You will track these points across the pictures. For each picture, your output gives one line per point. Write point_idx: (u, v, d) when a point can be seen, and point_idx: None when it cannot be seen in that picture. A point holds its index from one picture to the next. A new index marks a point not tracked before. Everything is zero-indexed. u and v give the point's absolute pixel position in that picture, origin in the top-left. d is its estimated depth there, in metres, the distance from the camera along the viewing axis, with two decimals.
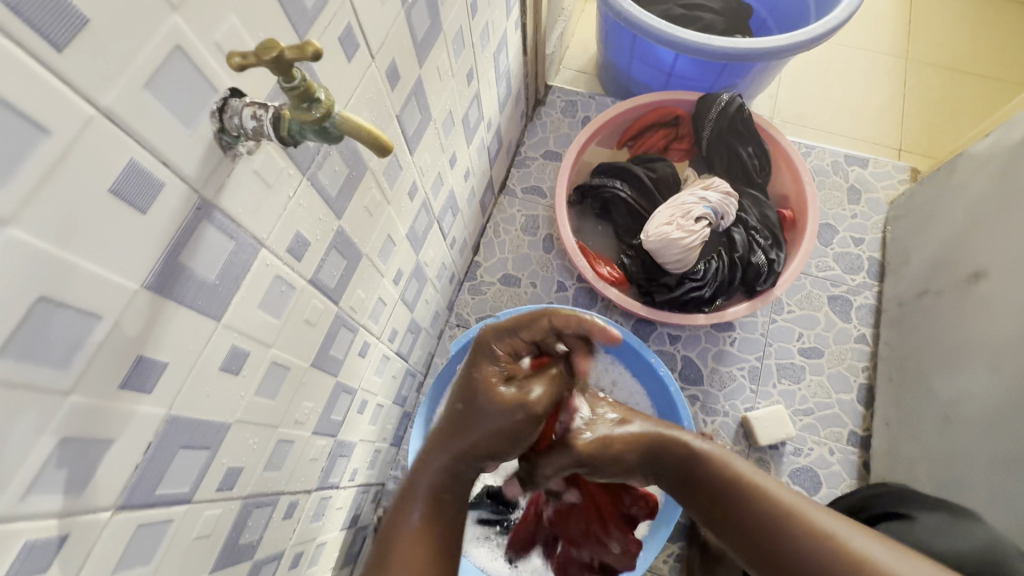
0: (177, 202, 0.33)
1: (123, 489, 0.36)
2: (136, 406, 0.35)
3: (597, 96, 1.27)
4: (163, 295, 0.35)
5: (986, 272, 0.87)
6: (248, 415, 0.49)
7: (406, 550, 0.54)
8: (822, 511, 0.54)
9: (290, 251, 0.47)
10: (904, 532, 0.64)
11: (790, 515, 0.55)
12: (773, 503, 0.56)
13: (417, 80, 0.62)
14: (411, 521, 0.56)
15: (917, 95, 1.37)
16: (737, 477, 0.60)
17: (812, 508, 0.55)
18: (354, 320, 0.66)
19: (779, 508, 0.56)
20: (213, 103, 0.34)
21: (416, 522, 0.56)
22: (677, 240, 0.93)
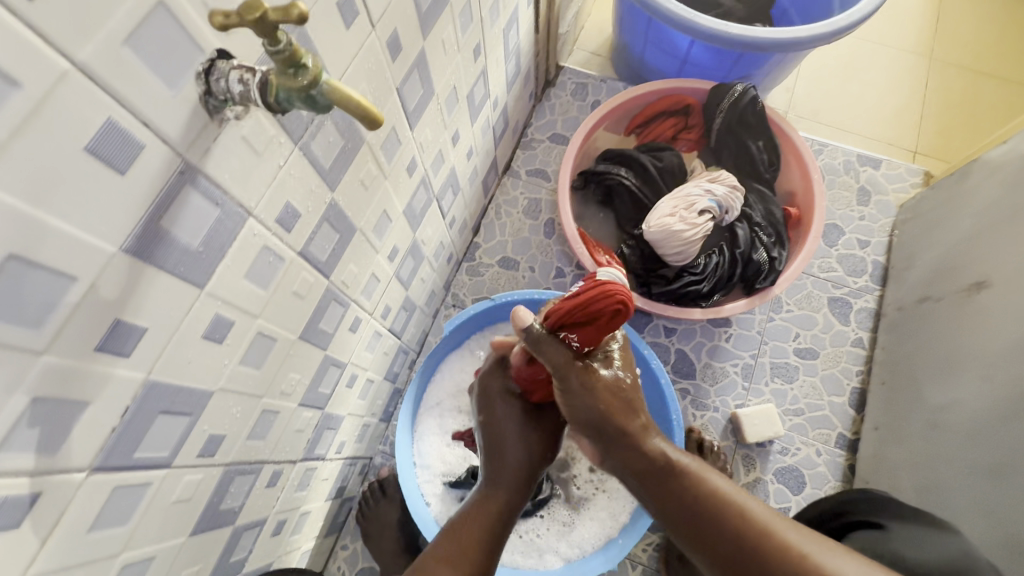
0: (158, 165, 0.33)
1: (99, 451, 0.36)
2: (113, 369, 0.35)
3: (609, 80, 1.24)
4: (143, 259, 0.34)
5: (988, 282, 0.85)
6: (232, 383, 0.49)
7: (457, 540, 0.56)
8: (798, 531, 0.51)
9: (280, 222, 0.47)
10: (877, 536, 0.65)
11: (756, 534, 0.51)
12: (739, 516, 0.52)
13: (420, 53, 0.60)
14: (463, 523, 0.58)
15: (938, 97, 1.33)
16: (721, 495, 0.54)
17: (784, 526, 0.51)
18: (345, 295, 0.65)
19: (744, 522, 0.52)
20: (199, 65, 0.32)
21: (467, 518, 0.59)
22: (677, 233, 0.92)
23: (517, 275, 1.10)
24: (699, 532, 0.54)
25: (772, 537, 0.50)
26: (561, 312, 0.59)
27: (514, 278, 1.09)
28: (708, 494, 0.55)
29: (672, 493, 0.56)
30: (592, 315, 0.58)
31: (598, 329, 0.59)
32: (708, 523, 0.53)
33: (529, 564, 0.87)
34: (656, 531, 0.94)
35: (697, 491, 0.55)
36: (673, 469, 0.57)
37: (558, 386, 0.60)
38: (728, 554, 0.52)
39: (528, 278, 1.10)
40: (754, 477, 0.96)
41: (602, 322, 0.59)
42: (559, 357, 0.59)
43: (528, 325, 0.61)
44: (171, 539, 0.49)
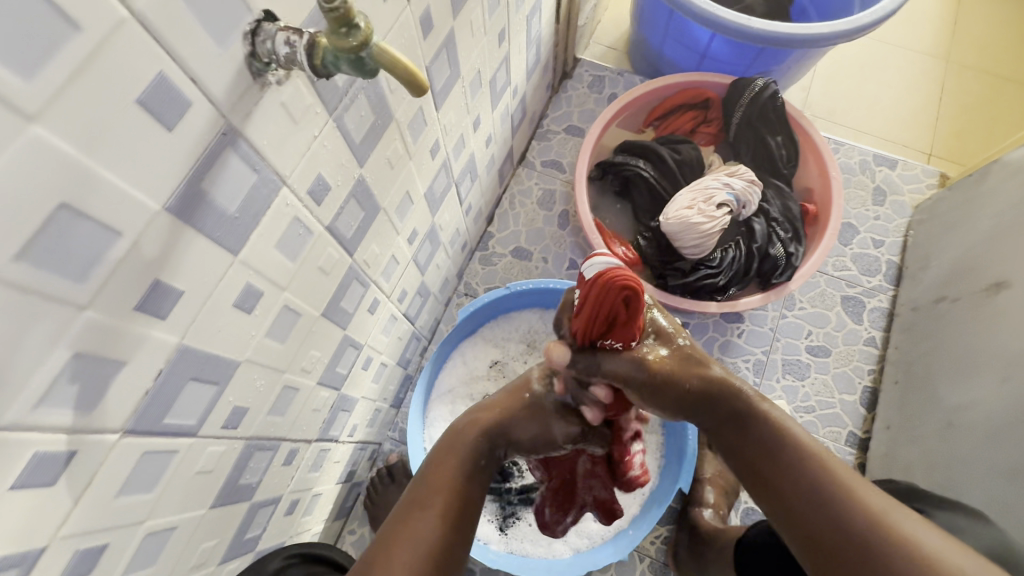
0: (203, 124, 0.32)
1: (131, 413, 0.36)
2: (149, 331, 0.35)
3: (626, 73, 1.24)
4: (183, 220, 0.34)
5: (1007, 282, 0.85)
6: (257, 355, 0.49)
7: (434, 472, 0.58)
8: (872, 491, 0.49)
9: (311, 194, 0.46)
10: None
11: (829, 484, 0.49)
12: (816, 465, 0.51)
13: (449, 32, 0.60)
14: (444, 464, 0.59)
15: (954, 99, 1.33)
16: (797, 444, 0.53)
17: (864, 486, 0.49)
18: (366, 275, 0.65)
19: (821, 472, 0.51)
20: (246, 25, 0.32)
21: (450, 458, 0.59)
22: (695, 225, 0.92)
23: (531, 266, 1.10)
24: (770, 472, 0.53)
25: (846, 490, 0.49)
26: (586, 334, 0.57)
27: (527, 269, 1.09)
28: (792, 443, 0.53)
29: (754, 438, 0.55)
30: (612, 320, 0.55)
31: (628, 322, 0.55)
32: (784, 467, 0.52)
33: (538, 552, 0.87)
34: (664, 524, 0.94)
35: (779, 438, 0.54)
36: (761, 415, 0.56)
37: (634, 391, 0.59)
38: (795, 499, 0.51)
39: (542, 268, 1.09)
40: None
41: (625, 319, 0.55)
42: (628, 367, 0.58)
43: (570, 362, 0.59)
44: (192, 511, 0.48)
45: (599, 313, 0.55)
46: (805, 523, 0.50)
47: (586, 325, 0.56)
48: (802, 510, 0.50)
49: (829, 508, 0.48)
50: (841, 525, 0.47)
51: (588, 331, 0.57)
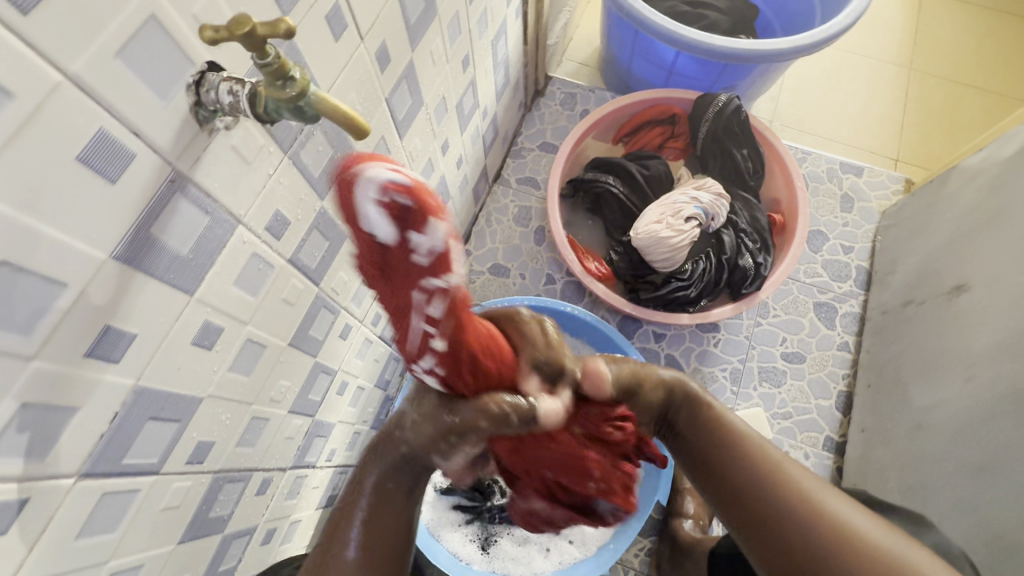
0: (149, 173, 0.33)
1: (87, 457, 0.37)
2: (102, 375, 0.36)
3: (597, 90, 1.26)
4: (132, 266, 0.35)
5: (968, 285, 0.87)
6: (221, 390, 0.49)
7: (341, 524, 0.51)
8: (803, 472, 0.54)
9: (270, 230, 0.47)
10: None
11: (784, 479, 0.53)
12: (769, 462, 0.54)
13: (409, 63, 0.61)
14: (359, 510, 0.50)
15: (918, 106, 1.36)
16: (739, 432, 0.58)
17: (811, 481, 0.53)
18: (335, 302, 0.66)
19: (776, 469, 0.54)
20: (189, 77, 0.33)
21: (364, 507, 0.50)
22: (665, 239, 0.94)
23: (508, 282, 1.11)
24: (727, 477, 0.55)
25: (798, 485, 0.52)
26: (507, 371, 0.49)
27: (504, 285, 1.10)
28: (744, 442, 0.57)
29: (711, 446, 0.58)
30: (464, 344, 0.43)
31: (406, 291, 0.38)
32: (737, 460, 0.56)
33: (519, 571, 0.87)
34: (647, 536, 0.94)
35: (736, 439, 0.57)
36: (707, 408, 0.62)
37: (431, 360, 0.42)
38: (752, 499, 0.53)
39: (519, 285, 1.11)
40: None
41: (381, 283, 0.38)
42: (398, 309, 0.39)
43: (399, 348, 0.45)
44: (159, 547, 0.49)
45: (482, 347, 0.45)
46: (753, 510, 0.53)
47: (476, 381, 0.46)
48: (763, 513, 0.52)
49: (788, 506, 0.51)
50: (801, 522, 0.50)
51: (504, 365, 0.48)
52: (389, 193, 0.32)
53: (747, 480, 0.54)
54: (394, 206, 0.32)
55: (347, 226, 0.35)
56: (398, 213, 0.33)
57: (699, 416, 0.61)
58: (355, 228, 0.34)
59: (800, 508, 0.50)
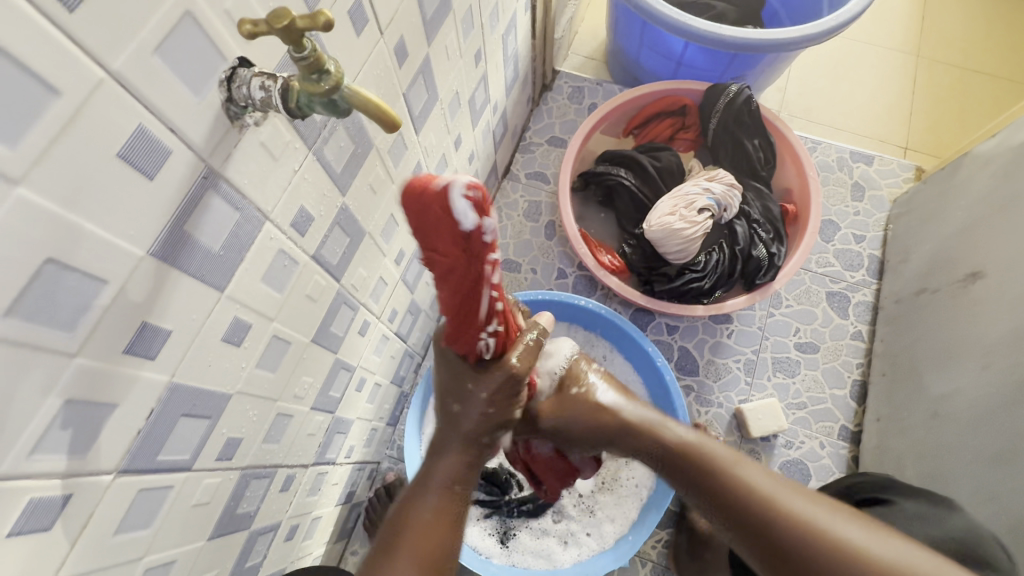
0: (184, 170, 0.33)
1: (125, 454, 0.37)
2: (140, 372, 0.36)
3: (605, 83, 1.26)
4: (168, 263, 0.35)
5: (983, 272, 0.87)
6: (248, 387, 0.49)
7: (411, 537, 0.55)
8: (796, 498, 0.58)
9: (295, 226, 0.47)
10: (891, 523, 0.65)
11: (775, 505, 0.57)
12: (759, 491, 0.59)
13: (425, 58, 0.61)
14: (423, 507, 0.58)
15: (927, 94, 1.36)
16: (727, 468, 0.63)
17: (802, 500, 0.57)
18: (355, 298, 0.66)
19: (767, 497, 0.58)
20: (222, 73, 0.33)
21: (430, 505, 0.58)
22: (679, 231, 0.94)
23: (520, 277, 1.11)
24: (728, 512, 0.60)
25: (789, 507, 0.57)
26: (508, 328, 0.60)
27: (516, 281, 1.11)
28: (733, 474, 0.62)
29: (706, 482, 0.63)
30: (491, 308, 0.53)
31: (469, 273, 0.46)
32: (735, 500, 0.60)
33: (539, 564, 0.87)
34: (665, 528, 0.94)
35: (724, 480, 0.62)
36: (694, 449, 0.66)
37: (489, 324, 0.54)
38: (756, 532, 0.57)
39: (531, 279, 1.11)
40: None
41: (454, 275, 0.45)
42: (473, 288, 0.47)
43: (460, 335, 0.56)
44: (190, 543, 0.49)
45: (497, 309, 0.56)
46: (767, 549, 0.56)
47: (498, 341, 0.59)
48: (768, 544, 0.56)
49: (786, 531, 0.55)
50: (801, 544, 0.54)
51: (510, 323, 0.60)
52: (472, 191, 0.38)
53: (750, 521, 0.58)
54: (477, 208, 0.39)
55: (430, 233, 0.41)
56: (476, 206, 0.39)
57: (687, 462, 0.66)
58: (444, 233, 0.40)
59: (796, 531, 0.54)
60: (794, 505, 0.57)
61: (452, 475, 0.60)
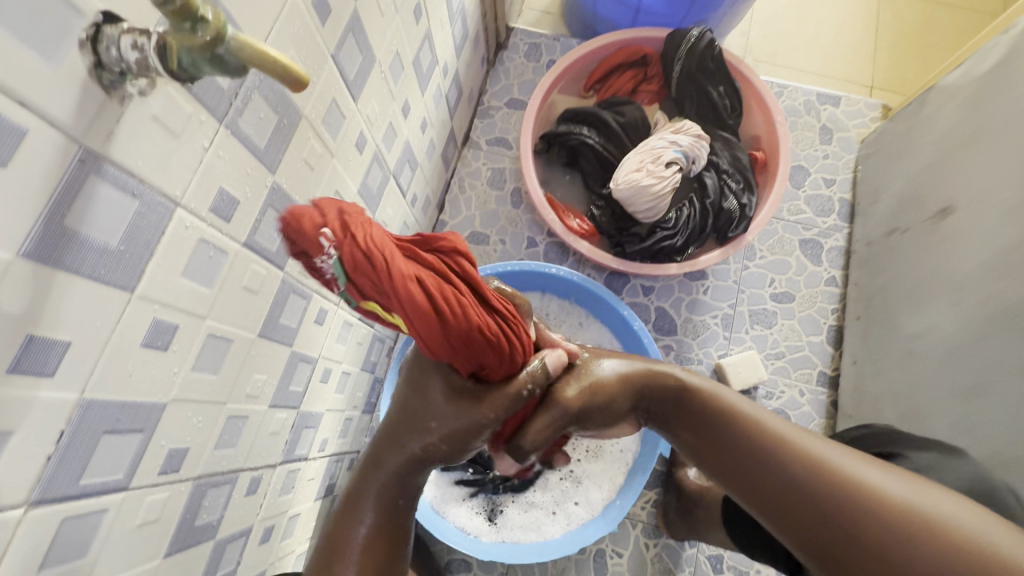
0: (51, 153, 0.28)
1: (36, 483, 0.33)
2: (36, 392, 0.31)
3: (562, 38, 1.19)
4: (50, 265, 0.30)
5: (953, 207, 0.86)
6: (187, 393, 0.45)
7: (362, 553, 0.54)
8: (808, 438, 0.51)
9: (215, 211, 0.42)
10: None
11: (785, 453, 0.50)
12: (801, 466, 0.48)
13: (353, 14, 0.55)
14: (363, 523, 0.55)
15: (891, 30, 1.32)
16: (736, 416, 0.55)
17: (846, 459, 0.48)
18: (306, 286, 0.61)
19: (786, 451, 0.50)
20: (82, 32, 0.28)
21: (367, 525, 0.54)
22: (646, 187, 0.90)
23: (488, 250, 1.07)
24: (739, 460, 0.52)
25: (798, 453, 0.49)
26: (498, 369, 0.53)
27: (485, 253, 1.07)
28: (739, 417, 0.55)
29: (717, 432, 0.55)
30: (471, 342, 0.48)
31: (366, 288, 0.43)
32: (743, 444, 0.53)
33: (529, 537, 0.87)
34: (653, 488, 0.95)
35: (746, 431, 0.53)
36: (698, 404, 0.58)
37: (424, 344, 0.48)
38: (771, 499, 0.50)
39: (500, 251, 1.07)
40: None
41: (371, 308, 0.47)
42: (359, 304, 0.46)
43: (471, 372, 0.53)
44: (144, 563, 0.46)
45: (467, 318, 0.47)
46: (784, 505, 0.48)
47: (438, 242, 0.48)
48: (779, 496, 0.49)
49: (814, 502, 0.46)
50: (851, 534, 0.44)
51: (478, 339, 0.48)
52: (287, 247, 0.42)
53: (762, 460, 0.51)
54: (312, 224, 0.41)
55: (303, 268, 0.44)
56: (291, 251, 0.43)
57: (707, 422, 0.56)
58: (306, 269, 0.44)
59: (813, 487, 0.47)
60: (841, 468, 0.47)
61: (394, 490, 0.56)
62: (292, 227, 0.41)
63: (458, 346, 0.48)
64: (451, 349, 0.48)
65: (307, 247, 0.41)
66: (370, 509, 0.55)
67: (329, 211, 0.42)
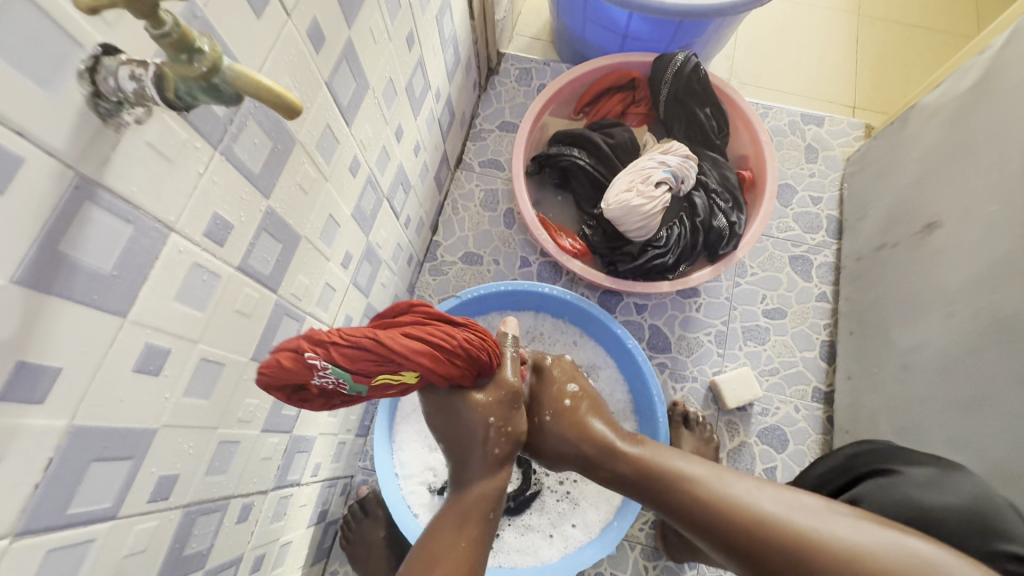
0: (46, 181, 0.29)
1: (21, 513, 0.32)
2: (24, 419, 0.31)
3: (552, 62, 1.22)
4: (41, 291, 0.30)
5: (939, 222, 0.88)
6: (178, 419, 0.44)
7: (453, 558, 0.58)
8: (753, 493, 0.58)
9: (209, 236, 0.42)
10: (891, 485, 0.61)
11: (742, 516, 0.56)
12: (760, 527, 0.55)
13: (347, 43, 0.56)
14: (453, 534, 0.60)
15: (870, 52, 1.37)
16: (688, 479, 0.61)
17: (780, 505, 0.56)
18: (299, 309, 0.61)
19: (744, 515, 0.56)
20: (80, 62, 0.29)
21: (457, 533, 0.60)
22: (637, 208, 0.91)
23: (482, 270, 1.07)
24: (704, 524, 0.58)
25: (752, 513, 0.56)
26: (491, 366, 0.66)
27: (478, 274, 1.07)
28: (692, 485, 0.61)
29: (677, 496, 0.61)
30: (466, 353, 0.61)
31: (371, 367, 0.52)
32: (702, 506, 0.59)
33: (527, 561, 0.85)
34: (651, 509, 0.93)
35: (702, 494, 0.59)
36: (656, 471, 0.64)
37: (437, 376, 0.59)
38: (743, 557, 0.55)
39: (493, 271, 1.07)
40: (739, 441, 0.98)
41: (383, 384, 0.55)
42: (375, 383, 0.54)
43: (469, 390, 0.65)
44: None
45: (450, 341, 0.59)
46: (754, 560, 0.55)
47: (393, 308, 0.59)
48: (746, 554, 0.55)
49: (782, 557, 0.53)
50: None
51: (469, 350, 0.61)
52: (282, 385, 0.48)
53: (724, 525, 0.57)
54: (292, 358, 0.47)
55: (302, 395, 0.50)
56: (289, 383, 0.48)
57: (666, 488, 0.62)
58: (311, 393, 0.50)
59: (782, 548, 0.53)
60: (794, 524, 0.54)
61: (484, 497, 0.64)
62: (274, 373, 0.46)
63: (461, 360, 0.61)
64: (457, 366, 0.61)
65: (300, 378, 0.48)
66: (458, 519, 0.62)
67: (298, 342, 0.47)
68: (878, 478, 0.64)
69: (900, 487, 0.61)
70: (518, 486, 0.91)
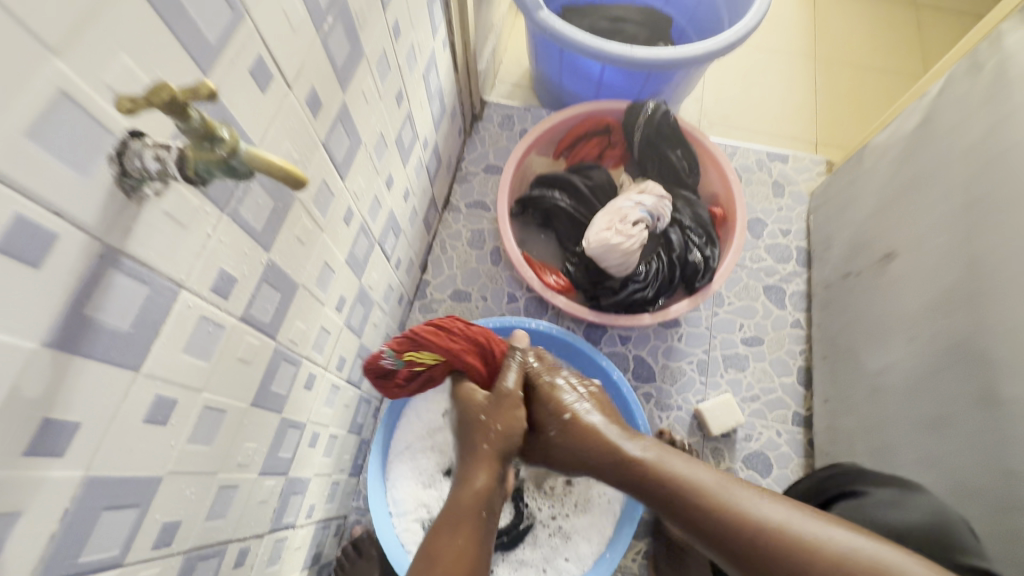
0: (76, 253, 0.32)
1: (38, 563, 0.34)
2: (46, 472, 0.33)
3: (533, 108, 1.30)
4: (68, 353, 0.33)
5: (896, 252, 0.94)
6: (182, 466, 0.46)
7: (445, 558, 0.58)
8: (761, 503, 0.60)
9: (216, 290, 0.46)
10: (856, 510, 0.65)
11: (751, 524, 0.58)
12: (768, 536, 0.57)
13: (341, 106, 0.61)
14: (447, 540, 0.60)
15: (828, 93, 1.47)
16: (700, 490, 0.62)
17: (788, 514, 0.58)
18: (296, 353, 0.64)
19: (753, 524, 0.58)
20: (111, 147, 0.33)
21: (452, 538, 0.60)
22: (616, 245, 0.96)
23: (471, 306, 1.11)
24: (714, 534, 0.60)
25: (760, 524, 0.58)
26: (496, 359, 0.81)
27: (467, 310, 1.11)
28: (703, 496, 0.61)
29: (687, 507, 0.62)
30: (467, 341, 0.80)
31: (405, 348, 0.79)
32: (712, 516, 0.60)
33: None
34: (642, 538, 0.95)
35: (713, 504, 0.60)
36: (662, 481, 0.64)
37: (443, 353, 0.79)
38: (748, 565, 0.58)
39: (482, 307, 1.11)
40: (724, 467, 1.00)
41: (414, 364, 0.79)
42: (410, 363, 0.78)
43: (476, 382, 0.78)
44: None
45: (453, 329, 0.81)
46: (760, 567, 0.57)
47: None
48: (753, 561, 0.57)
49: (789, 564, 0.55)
50: None
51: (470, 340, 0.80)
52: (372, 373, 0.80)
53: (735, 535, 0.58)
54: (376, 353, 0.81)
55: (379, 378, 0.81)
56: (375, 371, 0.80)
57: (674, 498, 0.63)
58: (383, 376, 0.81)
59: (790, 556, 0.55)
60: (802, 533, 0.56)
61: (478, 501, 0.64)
62: (370, 364, 0.80)
63: (463, 344, 0.80)
64: (458, 350, 0.79)
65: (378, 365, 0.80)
66: (453, 523, 0.62)
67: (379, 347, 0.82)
68: (847, 500, 0.67)
69: (871, 508, 0.64)
70: (510, 520, 0.92)
